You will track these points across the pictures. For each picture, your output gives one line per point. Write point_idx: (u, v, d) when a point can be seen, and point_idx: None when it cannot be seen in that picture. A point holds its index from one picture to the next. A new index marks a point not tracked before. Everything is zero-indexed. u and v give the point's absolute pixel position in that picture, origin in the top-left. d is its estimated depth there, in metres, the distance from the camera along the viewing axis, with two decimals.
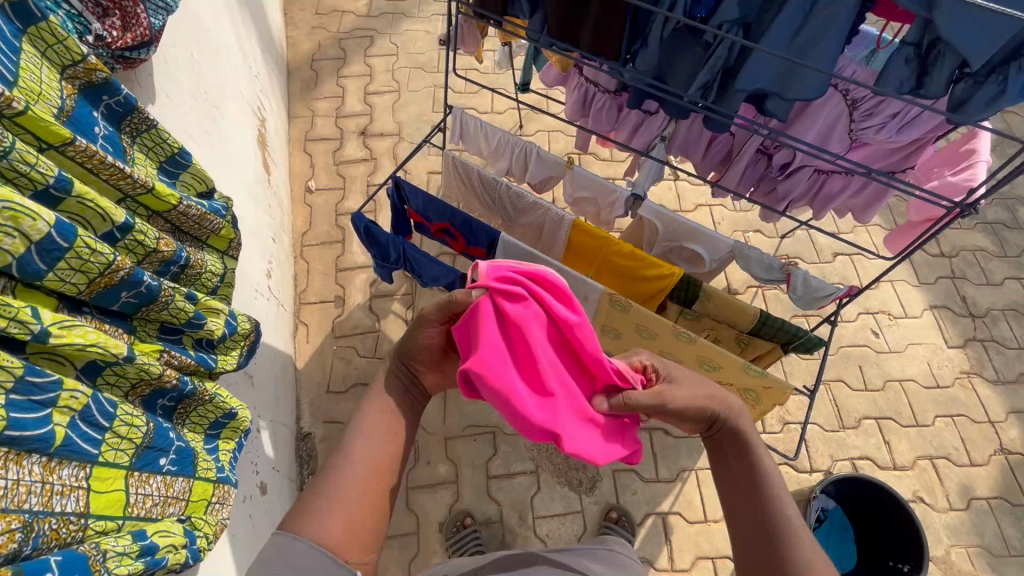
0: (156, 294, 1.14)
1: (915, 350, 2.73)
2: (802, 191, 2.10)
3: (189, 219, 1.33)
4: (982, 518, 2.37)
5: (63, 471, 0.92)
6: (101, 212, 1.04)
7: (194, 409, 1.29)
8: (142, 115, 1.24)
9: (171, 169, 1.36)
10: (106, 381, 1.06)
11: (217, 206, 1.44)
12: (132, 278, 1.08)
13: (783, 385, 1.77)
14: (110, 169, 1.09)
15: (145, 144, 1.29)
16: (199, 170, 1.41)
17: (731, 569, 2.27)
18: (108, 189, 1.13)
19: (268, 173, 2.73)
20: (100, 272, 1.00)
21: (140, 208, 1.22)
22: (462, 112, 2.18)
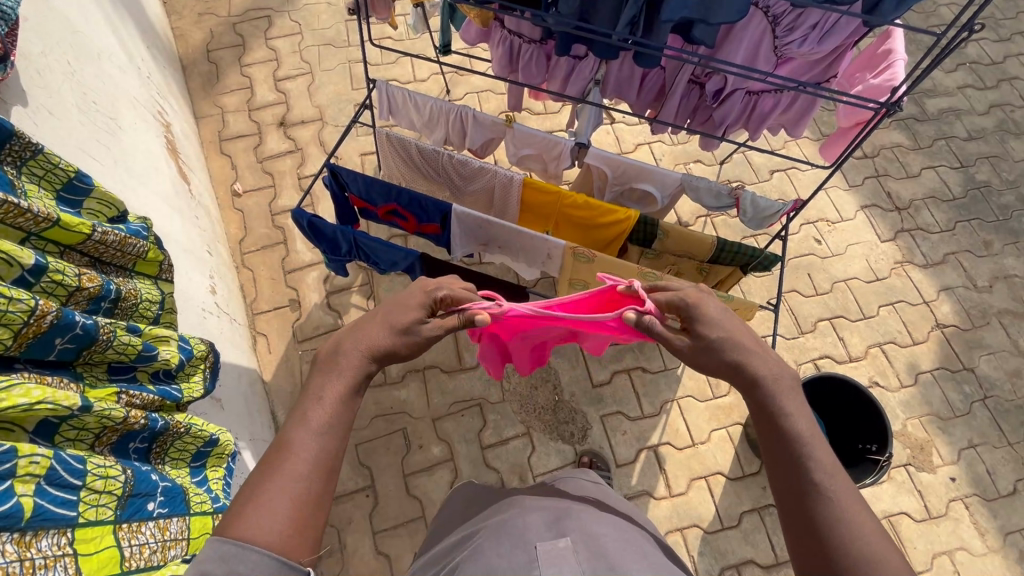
0: (96, 333, 1.03)
1: (854, 250, 2.92)
2: (736, 115, 2.15)
3: (109, 246, 1.20)
4: (928, 389, 2.62)
5: (41, 543, 0.84)
6: (6, 257, 0.92)
7: (172, 444, 1.21)
8: (22, 140, 1.08)
9: (70, 197, 1.21)
10: (67, 438, 0.96)
11: (134, 228, 1.31)
12: (65, 321, 0.96)
13: (750, 304, 1.84)
14: (3, 207, 0.96)
15: (35, 173, 1.13)
16: (104, 193, 1.27)
17: (723, 482, 2.42)
18: (4, 230, 0.99)
19: (186, 183, 2.51)
20: (24, 322, 0.89)
21: (49, 245, 1.08)
22: (386, 84, 2.06)
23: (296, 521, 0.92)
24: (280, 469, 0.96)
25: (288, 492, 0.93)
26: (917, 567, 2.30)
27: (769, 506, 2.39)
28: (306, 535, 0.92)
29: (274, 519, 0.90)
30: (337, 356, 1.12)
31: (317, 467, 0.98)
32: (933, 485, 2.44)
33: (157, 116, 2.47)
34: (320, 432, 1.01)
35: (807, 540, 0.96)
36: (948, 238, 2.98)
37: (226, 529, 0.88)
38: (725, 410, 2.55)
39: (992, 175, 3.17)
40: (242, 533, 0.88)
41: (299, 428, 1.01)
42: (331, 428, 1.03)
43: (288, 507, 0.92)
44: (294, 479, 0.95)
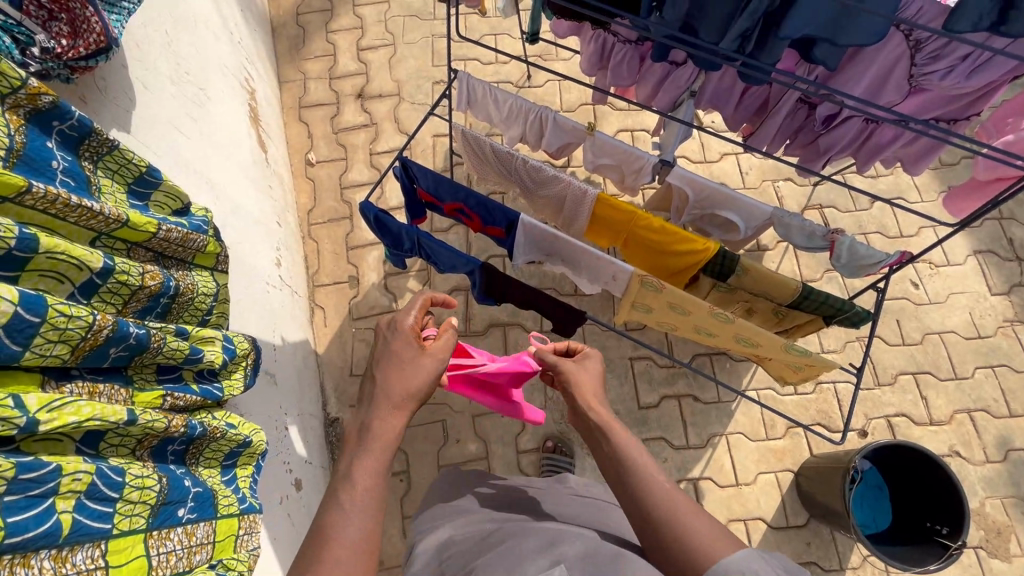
0: (146, 343, 1.06)
1: (956, 300, 2.60)
2: (845, 144, 1.91)
3: (173, 243, 1.22)
4: (1018, 469, 2.34)
5: (76, 557, 0.88)
6: (76, 262, 0.94)
7: (207, 445, 1.25)
8: (100, 137, 1.11)
9: (140, 189, 1.23)
10: (111, 444, 1.01)
11: (197, 222, 1.32)
12: (119, 333, 1.00)
13: (829, 363, 1.67)
14: (76, 211, 0.98)
15: (109, 167, 1.16)
16: (172, 186, 1.28)
17: (763, 530, 2.30)
18: (78, 232, 1.02)
19: (263, 151, 2.56)
20: (82, 337, 0.93)
21: (117, 243, 1.10)
22: (469, 75, 1.97)
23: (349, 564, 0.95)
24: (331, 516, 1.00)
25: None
26: None
27: (810, 563, 2.25)
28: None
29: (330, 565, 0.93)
30: (365, 433, 1.12)
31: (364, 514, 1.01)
32: (1004, 575, 2.20)
33: (242, 83, 2.51)
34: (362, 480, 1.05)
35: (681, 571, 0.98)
36: None
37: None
38: (777, 454, 2.39)
39: None
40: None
41: (336, 510, 1.01)
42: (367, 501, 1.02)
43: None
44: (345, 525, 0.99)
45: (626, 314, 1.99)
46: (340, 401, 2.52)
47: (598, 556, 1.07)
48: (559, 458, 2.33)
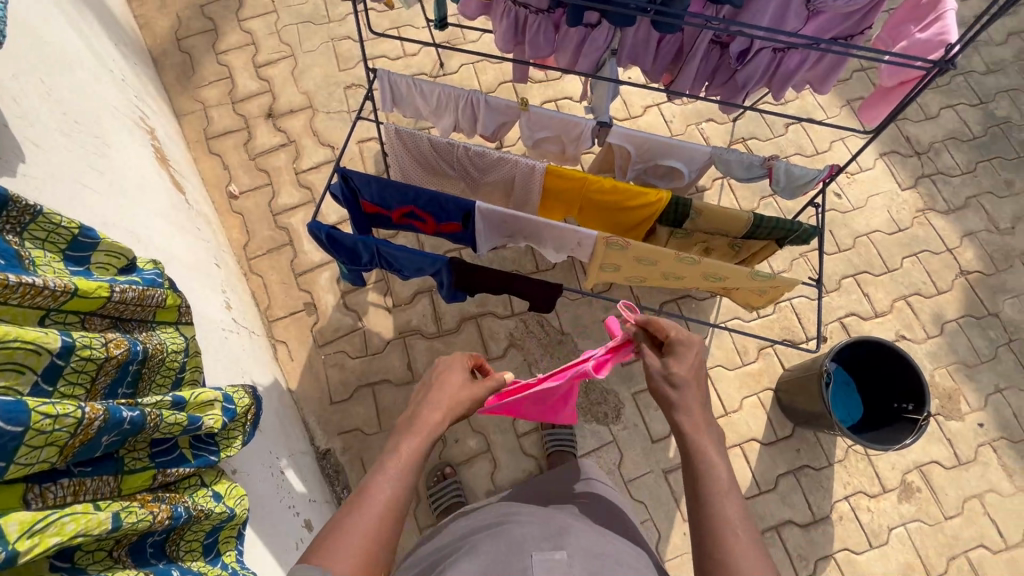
0: (143, 423, 0.99)
1: (875, 201, 2.85)
2: (759, 75, 2.01)
3: (130, 303, 1.12)
4: (954, 338, 2.63)
5: None
6: (33, 347, 0.85)
7: (188, 529, 1.12)
8: (20, 204, 0.99)
9: (76, 253, 1.11)
10: (87, 552, 0.92)
11: (148, 276, 1.23)
12: (113, 419, 0.92)
13: (791, 282, 1.78)
14: (18, 291, 0.88)
15: (37, 237, 1.04)
16: (112, 244, 1.17)
17: (758, 448, 2.45)
18: (23, 314, 0.91)
19: (182, 192, 2.37)
20: (71, 435, 0.85)
21: (69, 317, 1.00)
22: (388, 72, 1.90)
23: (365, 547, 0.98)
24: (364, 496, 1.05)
25: (364, 528, 1.00)
26: (948, 512, 2.38)
27: (804, 467, 2.43)
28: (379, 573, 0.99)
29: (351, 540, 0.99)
30: (413, 420, 1.21)
31: (388, 508, 1.05)
32: (961, 432, 2.48)
33: (140, 123, 2.30)
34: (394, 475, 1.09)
35: None
36: (968, 181, 2.91)
37: (314, 557, 0.95)
38: (755, 376, 2.55)
39: (1012, 110, 3.05)
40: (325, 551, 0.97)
41: (377, 470, 1.10)
42: (405, 469, 1.11)
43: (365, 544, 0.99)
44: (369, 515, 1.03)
45: (595, 277, 2.02)
46: (327, 432, 2.42)
47: (599, 558, 1.16)
48: (560, 433, 2.36)
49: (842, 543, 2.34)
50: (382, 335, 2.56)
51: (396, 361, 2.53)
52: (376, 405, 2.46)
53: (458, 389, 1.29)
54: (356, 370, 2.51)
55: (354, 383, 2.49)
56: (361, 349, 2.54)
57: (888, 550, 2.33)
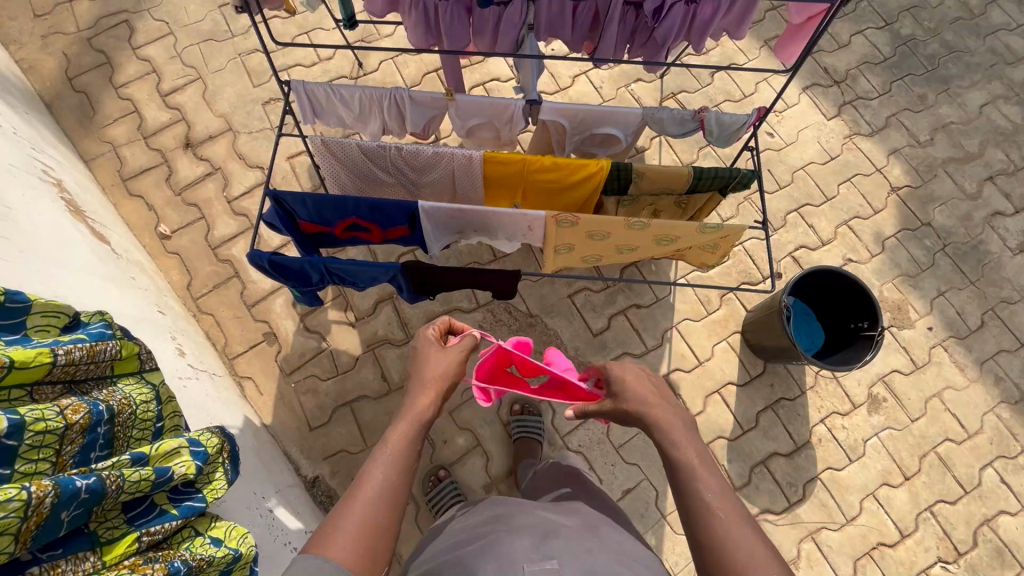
0: (103, 489, 0.94)
1: (805, 135, 2.95)
2: (677, 31, 2.02)
3: (79, 364, 1.08)
4: (895, 252, 2.77)
5: None
6: None
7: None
8: None
9: (10, 322, 1.07)
10: None
11: (95, 330, 1.18)
12: (65, 491, 0.88)
13: (738, 228, 1.82)
14: None
15: None
16: (45, 305, 1.12)
17: (735, 391, 2.54)
18: None
19: (108, 242, 2.23)
20: (21, 521, 0.81)
21: (14, 390, 0.96)
22: (303, 82, 1.81)
23: (364, 538, 1.02)
24: (360, 488, 1.08)
25: (361, 516, 1.04)
26: (913, 415, 2.54)
27: (780, 400, 2.54)
28: (377, 553, 1.02)
29: (348, 531, 1.02)
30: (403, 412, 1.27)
31: (385, 496, 1.09)
32: (914, 339, 2.64)
33: (44, 176, 2.13)
34: (388, 464, 1.14)
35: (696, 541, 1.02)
36: (886, 101, 3.04)
37: (316, 547, 0.98)
38: (721, 323, 2.63)
39: (915, 27, 3.19)
40: (325, 546, 0.98)
41: (372, 462, 1.14)
42: (396, 456, 1.16)
43: (362, 530, 1.02)
44: (367, 505, 1.06)
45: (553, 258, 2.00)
46: (312, 459, 2.36)
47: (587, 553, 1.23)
48: (529, 421, 2.39)
49: (824, 463, 2.46)
50: (350, 352, 2.50)
51: (370, 375, 2.48)
52: (357, 423, 2.42)
53: (443, 375, 1.35)
54: (330, 392, 2.45)
55: (331, 405, 2.43)
56: (331, 370, 2.48)
57: (867, 461, 2.47)
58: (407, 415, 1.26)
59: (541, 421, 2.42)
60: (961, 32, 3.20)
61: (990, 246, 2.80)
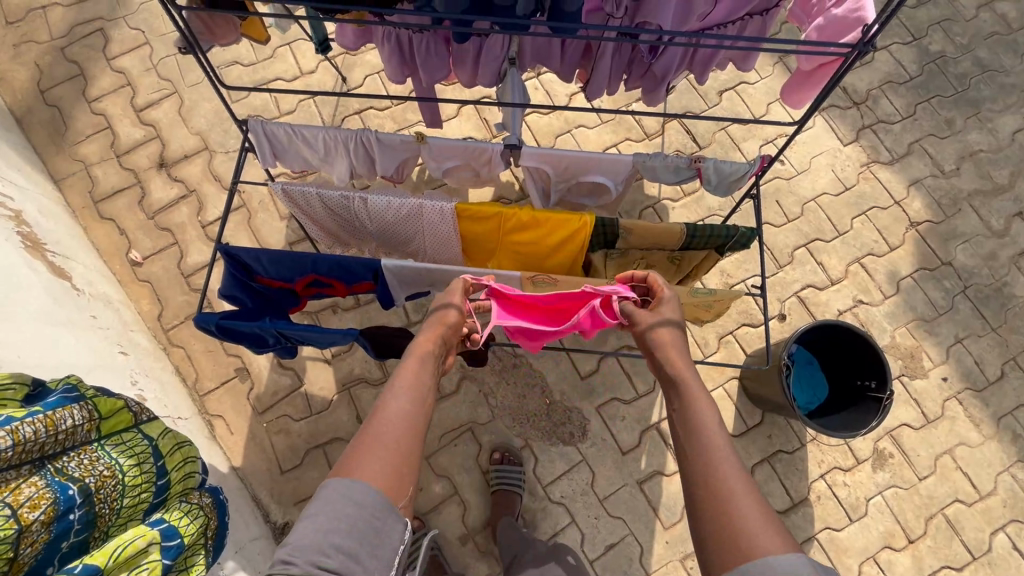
0: None
1: (818, 162, 2.74)
2: (677, 63, 1.84)
3: (54, 442, 1.17)
4: (911, 294, 2.57)
5: None
6: None
7: None
8: None
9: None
10: None
11: (61, 399, 1.27)
12: None
13: (734, 293, 1.68)
14: None
15: None
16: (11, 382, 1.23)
17: (730, 441, 2.40)
18: None
19: (69, 277, 2.12)
20: None
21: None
22: (261, 122, 1.67)
23: (393, 468, 1.06)
24: (376, 417, 1.13)
25: (387, 442, 1.09)
26: (922, 473, 2.37)
27: (778, 452, 2.39)
28: (404, 484, 1.06)
29: (381, 461, 1.06)
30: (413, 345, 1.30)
31: (404, 422, 1.14)
32: (927, 390, 2.46)
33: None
34: (404, 392, 1.18)
35: (704, 486, 1.06)
36: (910, 125, 2.80)
37: (343, 472, 1.04)
38: (718, 368, 2.47)
39: (946, 43, 2.93)
40: (350, 474, 1.03)
41: (389, 393, 1.17)
42: (413, 389, 1.19)
43: (388, 463, 1.06)
44: (387, 434, 1.11)
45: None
46: (282, 504, 2.27)
47: None
48: (508, 471, 2.26)
49: (822, 522, 2.32)
50: (325, 391, 2.40)
51: (345, 417, 2.37)
52: (330, 466, 2.32)
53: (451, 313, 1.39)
54: (303, 433, 2.35)
55: (303, 448, 2.33)
56: (304, 410, 2.37)
57: (868, 521, 2.32)
58: (421, 348, 1.29)
59: (523, 472, 2.29)
60: (996, 49, 2.94)
61: (1015, 289, 2.59)
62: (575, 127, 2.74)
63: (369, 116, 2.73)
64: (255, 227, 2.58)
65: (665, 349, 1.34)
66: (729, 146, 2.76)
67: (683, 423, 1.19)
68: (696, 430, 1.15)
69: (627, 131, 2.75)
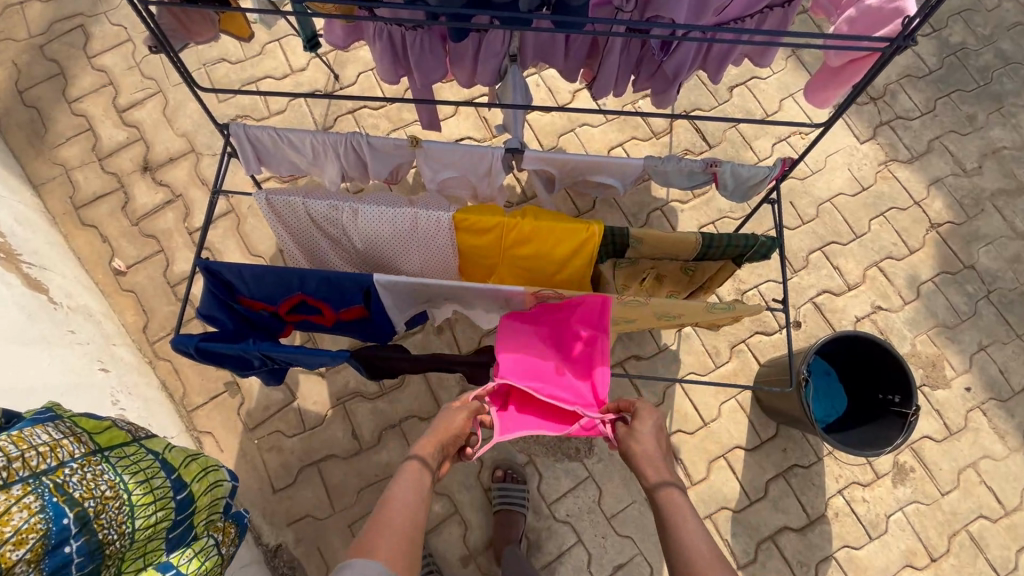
0: None
1: (834, 160, 2.61)
2: (691, 61, 1.70)
3: (40, 462, 1.06)
4: (932, 299, 2.45)
5: None
6: None
7: None
8: None
9: None
10: None
11: (42, 419, 1.15)
12: None
13: (754, 308, 1.56)
14: None
15: None
16: None
17: (743, 456, 2.29)
18: None
19: (46, 290, 2.00)
20: None
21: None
22: (244, 125, 1.55)
23: (401, 554, 1.10)
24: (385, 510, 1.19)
25: (396, 531, 1.14)
26: (944, 488, 2.27)
27: (793, 467, 2.28)
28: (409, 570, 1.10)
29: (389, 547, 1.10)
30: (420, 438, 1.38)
31: (410, 515, 1.19)
32: (949, 401, 2.34)
33: None
34: (412, 486, 1.26)
35: None
36: (929, 121, 2.67)
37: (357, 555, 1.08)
38: (730, 378, 2.36)
39: (967, 34, 2.80)
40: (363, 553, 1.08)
41: (399, 486, 1.25)
42: (421, 482, 1.27)
43: (396, 545, 1.11)
44: (396, 524, 1.16)
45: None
46: (275, 525, 2.17)
47: None
48: (512, 489, 2.15)
49: (841, 541, 2.21)
50: (319, 406, 2.29)
51: (340, 433, 2.26)
52: (325, 485, 2.21)
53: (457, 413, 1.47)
54: (296, 450, 2.24)
55: (296, 465, 2.23)
56: (297, 426, 2.27)
57: (888, 539, 2.22)
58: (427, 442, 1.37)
59: (527, 491, 2.18)
60: (1020, 40, 2.80)
61: None
62: (579, 125, 2.62)
63: (363, 115, 2.60)
64: (244, 233, 2.46)
65: (643, 455, 1.36)
66: (740, 144, 2.64)
67: (670, 533, 1.23)
68: (681, 547, 1.18)
69: (634, 129, 2.62)
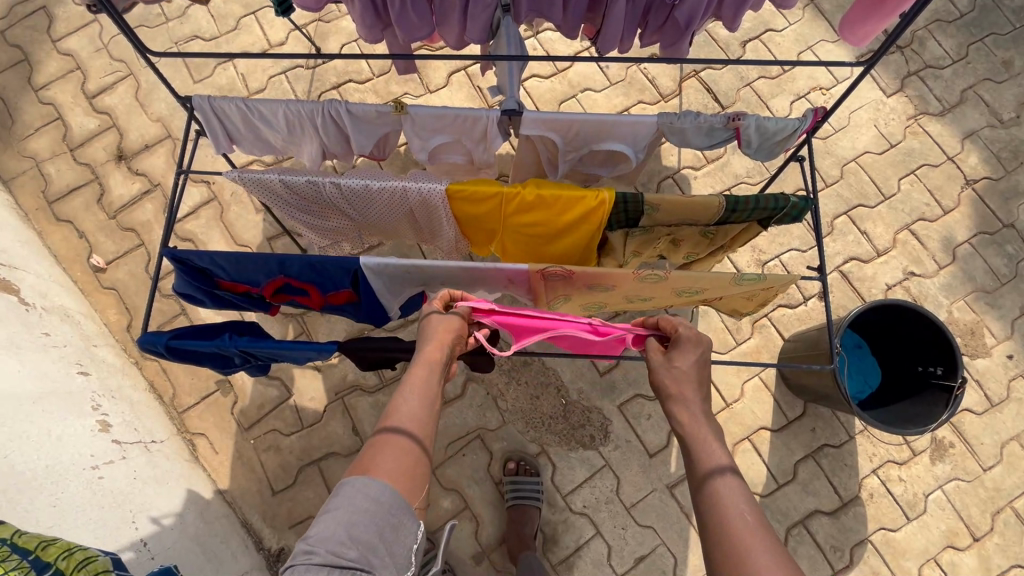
0: None
1: (858, 116, 2.41)
2: (704, 7, 1.51)
3: None
4: (969, 262, 2.27)
5: None
6: None
7: None
8: None
9: None
10: None
11: None
12: None
13: (785, 280, 1.38)
14: None
15: None
16: None
17: (769, 437, 2.14)
18: None
19: (15, 290, 1.87)
20: None
21: None
22: (207, 96, 1.38)
23: (407, 475, 0.97)
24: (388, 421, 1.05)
25: (401, 444, 1.00)
26: (987, 463, 2.12)
27: (823, 447, 2.14)
28: (418, 485, 0.98)
29: (392, 467, 0.96)
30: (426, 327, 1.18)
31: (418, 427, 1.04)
32: (990, 370, 2.18)
33: None
34: (417, 391, 1.09)
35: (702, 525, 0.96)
36: (962, 70, 2.46)
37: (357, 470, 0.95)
38: (753, 355, 2.19)
39: None
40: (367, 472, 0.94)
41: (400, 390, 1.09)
42: (426, 387, 1.09)
43: (400, 461, 0.98)
44: (402, 440, 1.01)
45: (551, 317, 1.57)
46: (276, 528, 2.06)
47: None
48: (525, 483, 2.02)
49: (877, 523, 2.08)
50: (316, 402, 2.16)
51: (340, 429, 2.14)
52: (326, 485, 2.09)
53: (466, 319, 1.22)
54: (294, 449, 2.12)
55: (295, 465, 2.11)
56: (294, 424, 2.14)
57: (928, 520, 2.08)
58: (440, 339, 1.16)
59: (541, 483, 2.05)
60: None
61: None
62: (581, 91, 2.43)
63: (348, 90, 2.42)
64: (228, 222, 2.31)
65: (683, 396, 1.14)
66: (756, 104, 2.44)
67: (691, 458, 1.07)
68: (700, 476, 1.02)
69: (641, 92, 2.43)
